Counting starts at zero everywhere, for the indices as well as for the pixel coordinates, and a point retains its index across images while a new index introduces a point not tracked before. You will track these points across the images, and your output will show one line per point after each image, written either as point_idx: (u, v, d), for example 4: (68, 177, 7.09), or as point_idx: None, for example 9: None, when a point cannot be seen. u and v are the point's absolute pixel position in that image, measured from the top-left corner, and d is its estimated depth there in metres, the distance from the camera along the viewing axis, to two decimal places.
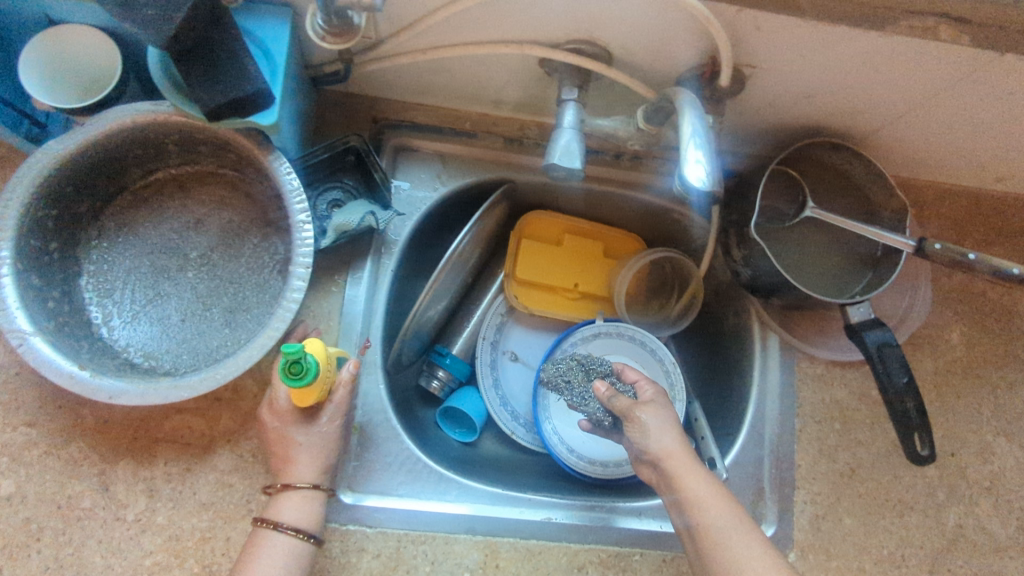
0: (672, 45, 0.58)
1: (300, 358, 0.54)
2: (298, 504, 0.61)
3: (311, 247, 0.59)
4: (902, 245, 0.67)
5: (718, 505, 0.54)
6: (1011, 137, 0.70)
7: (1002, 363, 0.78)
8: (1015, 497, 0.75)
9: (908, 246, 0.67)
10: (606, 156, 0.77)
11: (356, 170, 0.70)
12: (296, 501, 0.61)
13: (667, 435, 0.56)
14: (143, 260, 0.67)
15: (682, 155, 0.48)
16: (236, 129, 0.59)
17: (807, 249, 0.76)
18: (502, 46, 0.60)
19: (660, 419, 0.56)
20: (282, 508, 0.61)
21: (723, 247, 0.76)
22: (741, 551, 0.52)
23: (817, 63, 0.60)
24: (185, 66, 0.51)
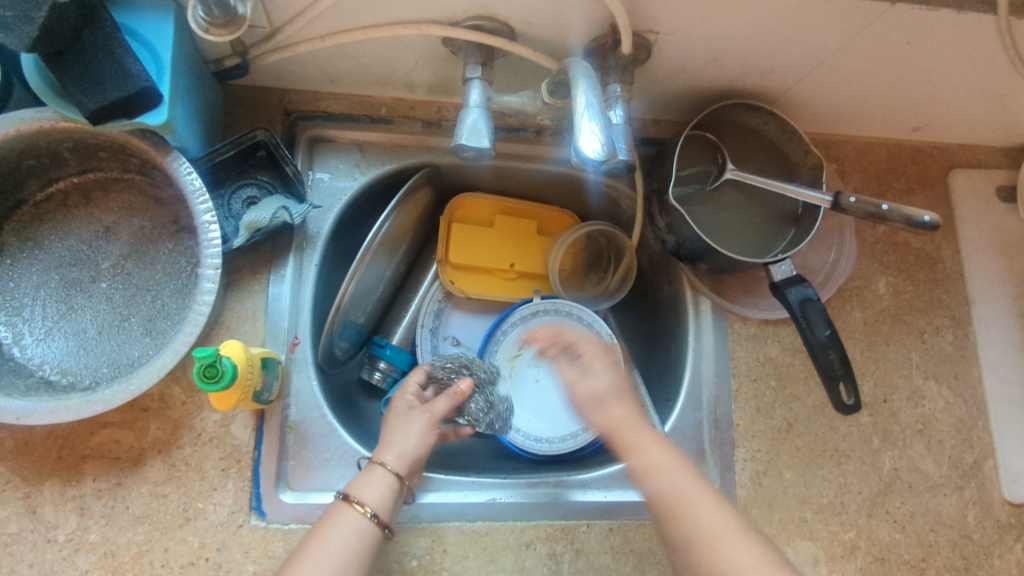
0: (570, 14, 0.58)
1: (215, 361, 0.52)
2: (370, 483, 0.57)
3: (219, 247, 0.58)
4: (818, 201, 0.68)
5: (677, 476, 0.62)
6: (917, 86, 0.71)
7: (927, 309, 0.80)
8: (946, 437, 0.77)
9: (824, 201, 0.68)
10: (528, 133, 0.76)
11: (269, 165, 0.68)
12: (376, 481, 0.58)
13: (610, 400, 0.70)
14: (52, 274, 0.64)
15: (578, 126, 0.50)
16: (129, 131, 0.57)
17: (731, 213, 0.78)
18: (399, 28, 0.59)
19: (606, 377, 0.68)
20: (364, 486, 0.57)
21: (648, 216, 0.77)
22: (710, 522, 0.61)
23: (717, 24, 0.60)
24: (61, 71, 0.49)
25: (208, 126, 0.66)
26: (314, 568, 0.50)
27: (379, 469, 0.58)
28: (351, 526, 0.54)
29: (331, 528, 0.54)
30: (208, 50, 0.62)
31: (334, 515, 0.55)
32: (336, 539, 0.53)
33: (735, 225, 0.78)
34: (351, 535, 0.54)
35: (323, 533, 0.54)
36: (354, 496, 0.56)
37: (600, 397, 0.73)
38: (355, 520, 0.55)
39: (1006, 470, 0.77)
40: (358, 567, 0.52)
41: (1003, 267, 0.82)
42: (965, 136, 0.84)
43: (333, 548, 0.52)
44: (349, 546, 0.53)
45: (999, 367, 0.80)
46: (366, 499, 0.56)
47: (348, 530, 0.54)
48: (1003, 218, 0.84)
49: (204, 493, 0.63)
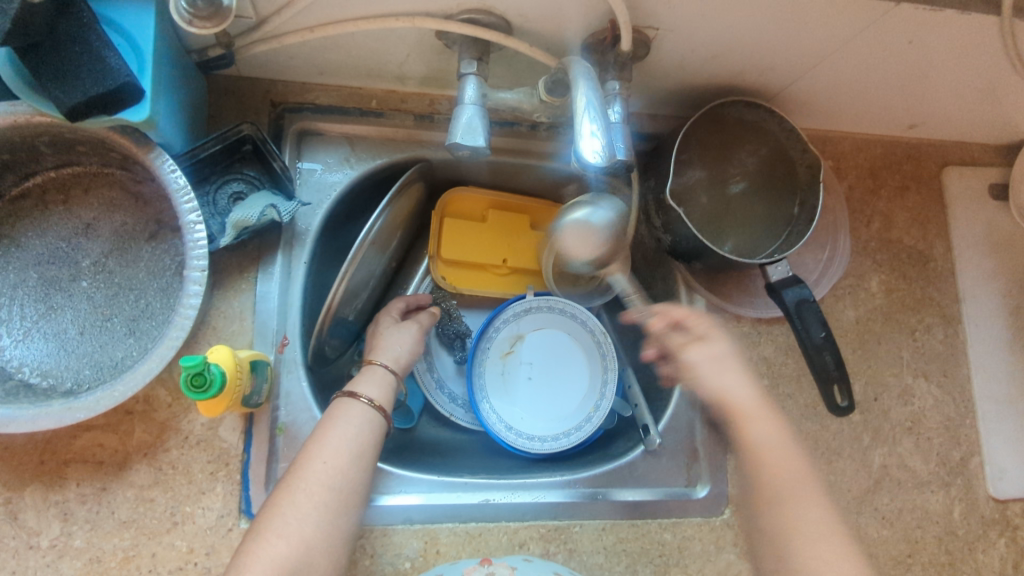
0: (568, 8, 0.56)
1: (202, 370, 0.51)
2: (368, 379, 0.61)
3: (206, 247, 0.56)
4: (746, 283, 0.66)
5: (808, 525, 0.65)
6: (917, 85, 0.71)
7: (919, 307, 0.81)
8: (935, 434, 0.78)
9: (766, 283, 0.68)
10: (522, 127, 0.75)
11: (256, 159, 0.66)
12: (373, 378, 0.62)
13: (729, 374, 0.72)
14: (30, 273, 0.62)
15: (578, 128, 0.49)
16: (110, 127, 0.55)
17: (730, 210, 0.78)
18: (391, 21, 0.57)
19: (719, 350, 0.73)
20: (360, 382, 0.61)
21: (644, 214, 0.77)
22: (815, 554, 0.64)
23: (718, 20, 0.58)
24: (35, 64, 0.47)
25: (193, 119, 0.63)
26: (332, 453, 0.53)
27: (374, 367, 0.63)
28: (356, 414, 0.57)
29: (340, 417, 0.56)
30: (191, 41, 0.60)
31: (338, 406, 0.58)
32: (346, 429, 0.56)
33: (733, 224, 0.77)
34: (358, 422, 0.56)
35: (333, 422, 0.56)
36: (354, 389, 0.59)
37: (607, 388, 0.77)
38: (360, 409, 0.57)
39: (992, 467, 0.78)
40: (373, 445, 0.56)
41: (994, 266, 0.83)
42: (959, 134, 0.83)
43: (345, 436, 0.55)
44: (360, 430, 0.56)
45: (988, 365, 0.80)
46: (366, 392, 0.60)
47: (357, 419, 0.57)
48: (995, 216, 0.84)
49: (192, 497, 0.62)
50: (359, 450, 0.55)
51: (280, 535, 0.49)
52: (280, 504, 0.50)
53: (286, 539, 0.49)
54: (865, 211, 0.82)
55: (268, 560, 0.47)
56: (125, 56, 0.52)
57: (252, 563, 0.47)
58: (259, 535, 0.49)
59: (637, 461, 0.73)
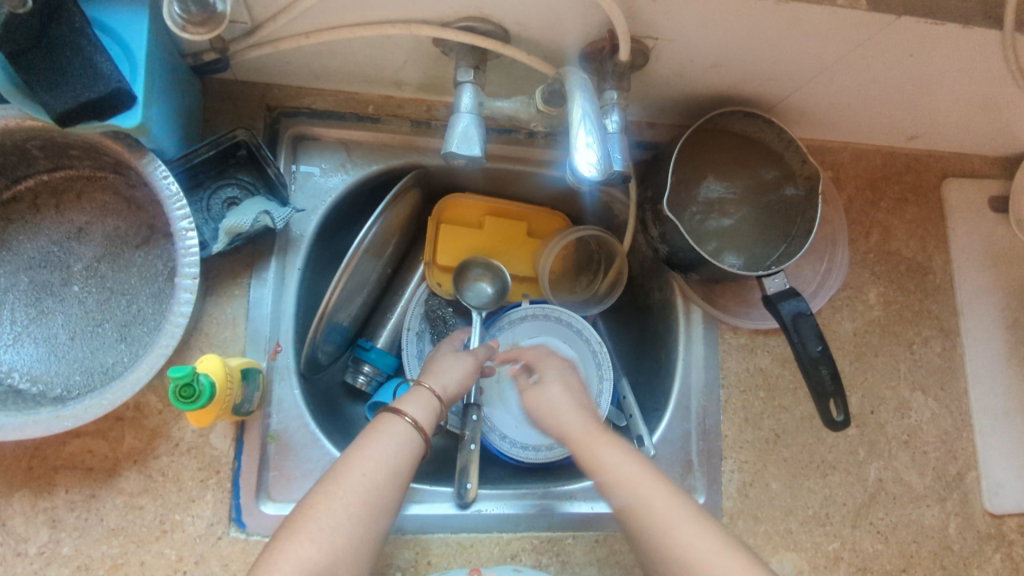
0: (566, 17, 0.56)
1: (191, 380, 0.51)
2: (414, 399, 0.60)
3: (197, 255, 0.56)
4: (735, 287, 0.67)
5: None
6: (918, 97, 0.70)
7: (917, 320, 0.80)
8: (931, 447, 0.78)
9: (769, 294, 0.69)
10: (519, 134, 0.74)
11: (250, 165, 0.65)
12: (420, 398, 0.60)
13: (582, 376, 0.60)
14: (21, 277, 0.62)
15: (573, 140, 0.48)
16: (101, 132, 0.54)
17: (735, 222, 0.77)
18: (388, 28, 0.56)
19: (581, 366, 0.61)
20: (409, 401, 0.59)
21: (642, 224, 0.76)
22: None
23: (718, 31, 0.58)
24: (25, 68, 0.47)
25: (187, 123, 0.63)
26: (372, 467, 0.52)
27: (424, 388, 0.61)
28: (400, 433, 0.55)
29: (381, 434, 0.55)
30: (185, 45, 0.59)
31: (382, 421, 0.56)
32: (389, 445, 0.54)
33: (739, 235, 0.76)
34: (401, 443, 0.55)
35: (374, 436, 0.55)
36: (399, 407, 0.58)
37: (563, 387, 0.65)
38: (404, 428, 0.56)
39: (988, 482, 0.77)
40: (410, 467, 0.54)
41: (993, 278, 0.82)
42: (959, 145, 0.83)
43: (385, 451, 0.53)
44: (402, 452, 0.54)
45: (986, 379, 0.80)
46: (410, 411, 0.58)
47: (400, 437, 0.55)
48: (994, 228, 0.83)
49: (182, 504, 0.61)
50: (398, 470, 0.53)
51: (309, 540, 0.47)
52: (315, 509, 0.49)
53: (317, 545, 0.47)
54: (864, 222, 0.81)
55: (295, 563, 0.46)
56: (117, 60, 0.51)
57: (278, 563, 0.46)
58: (289, 536, 0.47)
59: None
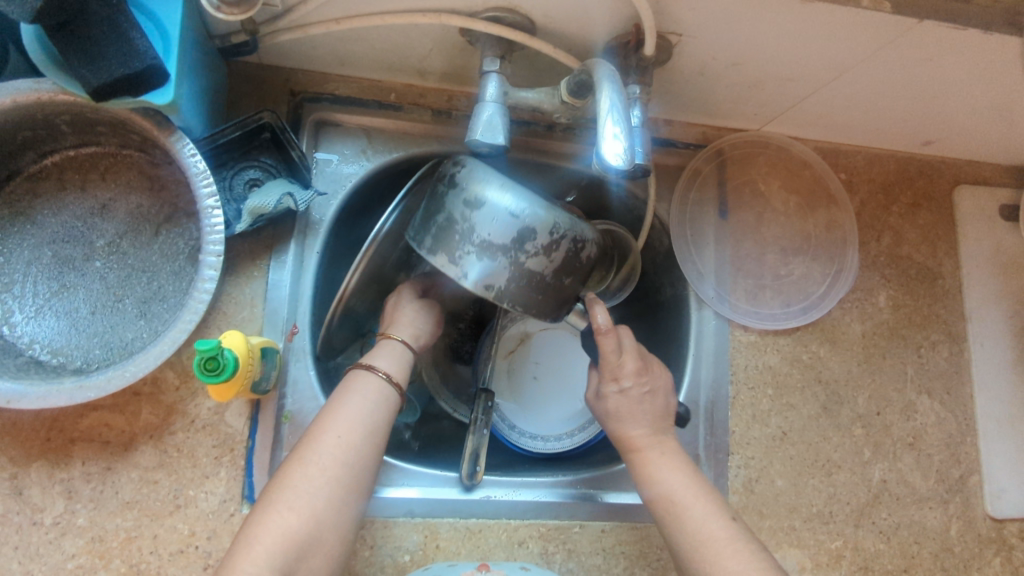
0: (594, 10, 0.56)
1: (216, 354, 0.52)
2: (387, 352, 0.64)
3: (222, 233, 0.56)
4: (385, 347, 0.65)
5: (691, 497, 0.58)
6: (934, 102, 0.71)
7: (926, 325, 0.81)
8: (935, 451, 0.78)
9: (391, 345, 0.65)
10: (538, 127, 0.75)
11: (273, 147, 0.66)
12: (393, 353, 0.64)
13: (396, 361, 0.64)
14: (44, 251, 0.62)
15: (600, 130, 0.49)
16: (131, 109, 0.55)
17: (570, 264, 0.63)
18: (418, 17, 0.57)
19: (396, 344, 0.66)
20: (378, 356, 0.63)
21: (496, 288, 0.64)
22: (697, 526, 0.57)
23: (742, 31, 0.59)
24: (63, 42, 0.48)
25: (213, 104, 0.63)
26: (346, 429, 0.56)
27: (394, 342, 0.65)
28: (369, 388, 0.59)
29: (350, 393, 0.58)
30: (215, 26, 0.60)
31: (354, 379, 0.60)
32: (361, 404, 0.58)
33: (558, 291, 0.64)
34: (374, 400, 0.58)
35: (347, 396, 0.58)
36: (371, 363, 0.62)
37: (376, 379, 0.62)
38: (377, 384, 0.60)
39: (991, 487, 0.78)
40: (384, 419, 0.58)
41: (1002, 285, 0.83)
42: (972, 152, 0.84)
43: (360, 410, 0.57)
44: (374, 409, 0.58)
45: (992, 385, 0.81)
46: (382, 366, 0.62)
47: (372, 394, 0.59)
48: (1005, 236, 0.84)
49: (196, 480, 0.62)
50: (371, 428, 0.57)
51: (289, 507, 0.51)
52: (292, 478, 0.53)
53: (296, 513, 0.51)
54: (876, 226, 0.82)
55: (279, 533, 0.50)
56: (151, 38, 0.52)
57: (261, 532, 0.50)
58: (268, 507, 0.52)
59: None
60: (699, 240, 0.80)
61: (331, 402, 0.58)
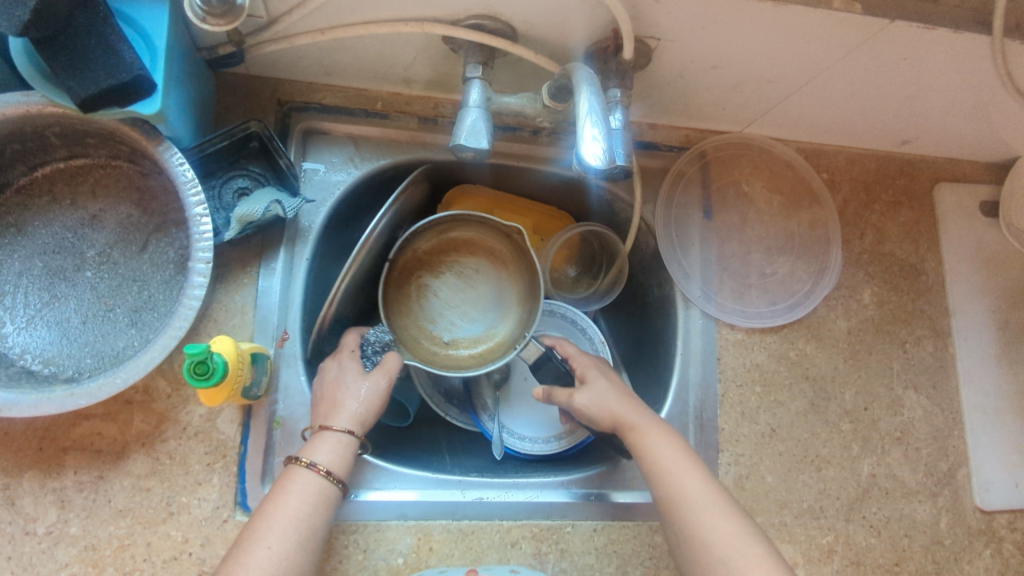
0: (572, 16, 0.58)
1: (206, 358, 0.52)
2: (323, 444, 0.59)
3: (210, 240, 0.57)
4: (321, 438, 0.59)
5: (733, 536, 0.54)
6: (910, 101, 0.72)
7: (910, 321, 0.82)
8: (923, 445, 0.79)
9: (337, 439, 0.59)
10: (523, 132, 0.76)
11: (261, 156, 0.67)
12: (329, 441, 0.59)
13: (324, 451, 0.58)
14: (35, 262, 0.63)
15: (579, 132, 0.50)
16: (120, 120, 0.56)
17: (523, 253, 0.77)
18: (401, 26, 0.59)
19: (327, 447, 0.58)
20: (314, 448, 0.58)
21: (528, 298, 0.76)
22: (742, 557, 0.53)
23: (718, 34, 0.60)
24: (51, 55, 0.49)
25: (200, 114, 0.64)
26: (291, 514, 0.53)
27: (334, 431, 0.59)
28: (311, 489, 0.55)
29: (292, 493, 0.55)
30: (205, 37, 0.61)
31: (290, 477, 0.56)
32: (302, 497, 0.55)
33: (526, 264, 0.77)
34: (314, 496, 0.55)
35: (286, 490, 0.55)
36: (304, 455, 0.58)
37: (324, 445, 0.58)
38: (317, 480, 0.56)
39: (979, 479, 0.79)
40: (321, 524, 0.55)
41: (984, 280, 0.84)
42: (950, 150, 0.85)
43: (299, 500, 0.55)
44: (315, 503, 0.55)
45: (977, 378, 0.82)
46: (318, 458, 0.58)
47: (312, 487, 0.56)
48: (986, 232, 0.85)
49: (189, 487, 0.62)
50: (313, 517, 0.54)
51: None
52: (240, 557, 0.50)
53: None
54: (859, 224, 0.83)
55: None
56: (138, 51, 0.53)
57: None
58: None
59: (631, 465, 0.74)
60: (684, 241, 0.81)
61: (263, 504, 0.54)
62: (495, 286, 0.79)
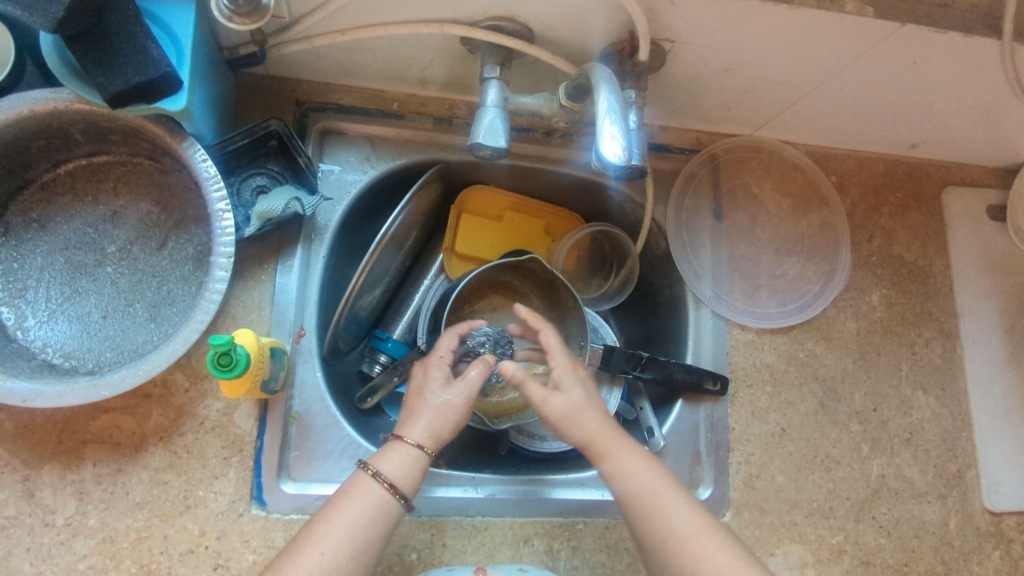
0: (589, 18, 0.59)
1: (230, 350, 0.53)
2: (393, 455, 0.57)
3: (232, 235, 0.58)
4: (396, 447, 0.57)
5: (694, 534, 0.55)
6: (919, 105, 0.73)
7: (918, 323, 0.83)
8: (932, 446, 0.80)
9: (408, 452, 0.57)
10: (537, 134, 0.77)
11: (279, 155, 0.68)
12: (400, 453, 0.57)
13: (393, 463, 0.56)
14: (57, 257, 0.64)
15: (599, 130, 0.51)
16: (145, 116, 0.57)
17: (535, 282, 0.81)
18: (422, 27, 0.60)
19: (397, 459, 0.56)
20: (385, 457, 0.57)
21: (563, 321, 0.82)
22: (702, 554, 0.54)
23: (732, 36, 0.61)
24: (82, 51, 0.50)
25: (221, 113, 0.66)
26: (346, 523, 0.53)
27: (407, 443, 0.57)
28: (371, 500, 0.55)
29: (353, 499, 0.54)
30: (227, 36, 0.62)
31: (355, 484, 0.55)
32: (361, 507, 0.54)
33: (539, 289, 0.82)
34: (372, 509, 0.54)
35: (347, 498, 0.55)
36: (374, 462, 0.57)
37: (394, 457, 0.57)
38: (378, 493, 0.55)
39: (988, 480, 0.79)
40: (375, 539, 0.54)
41: (992, 283, 0.85)
42: (958, 155, 0.86)
43: (358, 510, 0.54)
44: (372, 519, 0.54)
45: (985, 381, 0.82)
46: (385, 470, 0.56)
47: (373, 499, 0.55)
48: (993, 235, 0.86)
49: (206, 481, 0.63)
50: (367, 531, 0.53)
51: None
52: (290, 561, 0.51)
53: None
54: (868, 226, 0.84)
55: None
56: (165, 48, 0.54)
57: None
58: None
59: None
60: (695, 242, 0.82)
61: (326, 508, 0.55)
62: (521, 319, 0.85)
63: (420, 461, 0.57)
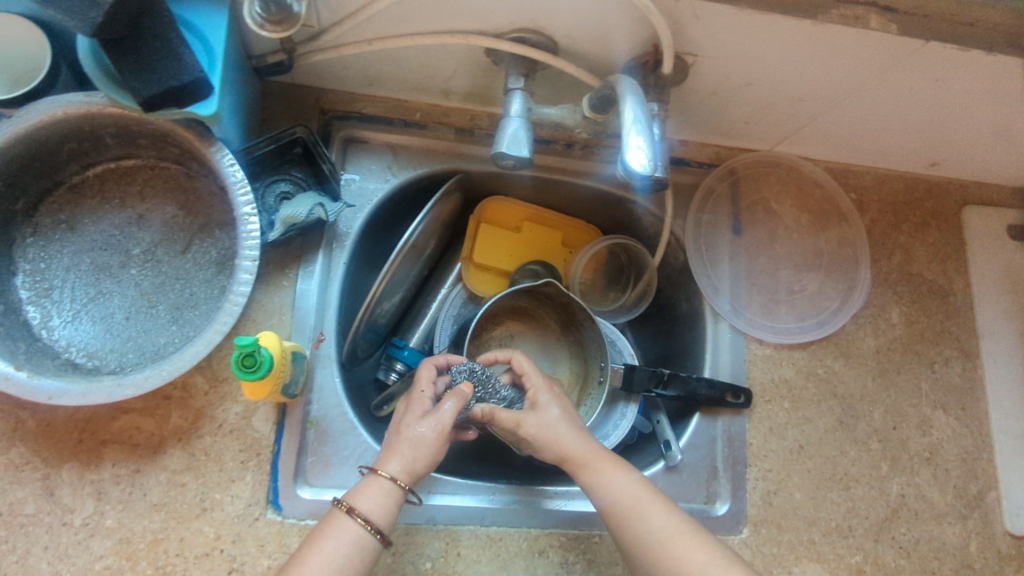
0: (613, 31, 0.60)
1: (254, 351, 0.53)
2: (368, 490, 0.57)
3: (257, 239, 0.58)
4: (369, 481, 0.57)
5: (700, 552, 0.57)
6: (939, 122, 0.73)
7: (938, 341, 0.82)
8: (953, 466, 0.78)
9: (380, 485, 0.57)
10: (557, 145, 0.78)
11: (304, 161, 0.69)
12: (373, 487, 0.57)
13: (371, 499, 0.56)
14: (83, 258, 0.65)
15: (625, 141, 0.51)
16: (175, 121, 0.58)
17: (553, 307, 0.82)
18: (448, 38, 0.61)
19: (371, 494, 0.56)
20: (359, 494, 0.57)
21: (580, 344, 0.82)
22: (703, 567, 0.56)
23: (756, 51, 0.62)
24: (117, 55, 0.51)
25: (247, 119, 0.67)
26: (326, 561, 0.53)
27: (382, 477, 0.57)
28: (348, 538, 0.54)
29: (330, 537, 0.54)
30: (257, 44, 0.63)
31: (331, 522, 0.55)
32: (338, 545, 0.54)
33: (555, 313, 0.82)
34: (349, 546, 0.54)
35: (324, 537, 0.55)
36: (349, 500, 0.56)
37: (368, 492, 0.56)
38: (355, 531, 0.55)
39: (1009, 502, 0.78)
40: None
41: (1012, 303, 0.84)
42: (978, 173, 0.86)
43: (336, 547, 0.54)
44: (351, 554, 0.54)
45: (1007, 401, 0.81)
46: (360, 506, 0.56)
47: (350, 536, 0.55)
48: (1013, 255, 0.86)
49: (222, 484, 0.63)
50: (347, 567, 0.53)
51: None
52: None
53: None
54: (887, 243, 0.83)
55: None
56: (196, 54, 0.55)
57: None
58: None
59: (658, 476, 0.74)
60: (713, 256, 0.82)
61: (301, 550, 0.54)
62: (540, 342, 0.85)
63: (393, 493, 0.57)
